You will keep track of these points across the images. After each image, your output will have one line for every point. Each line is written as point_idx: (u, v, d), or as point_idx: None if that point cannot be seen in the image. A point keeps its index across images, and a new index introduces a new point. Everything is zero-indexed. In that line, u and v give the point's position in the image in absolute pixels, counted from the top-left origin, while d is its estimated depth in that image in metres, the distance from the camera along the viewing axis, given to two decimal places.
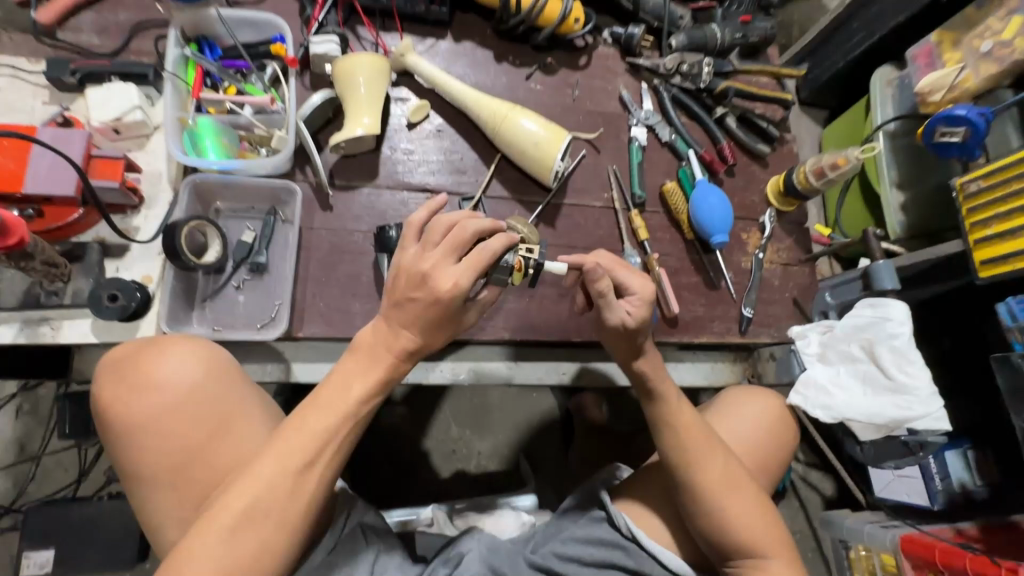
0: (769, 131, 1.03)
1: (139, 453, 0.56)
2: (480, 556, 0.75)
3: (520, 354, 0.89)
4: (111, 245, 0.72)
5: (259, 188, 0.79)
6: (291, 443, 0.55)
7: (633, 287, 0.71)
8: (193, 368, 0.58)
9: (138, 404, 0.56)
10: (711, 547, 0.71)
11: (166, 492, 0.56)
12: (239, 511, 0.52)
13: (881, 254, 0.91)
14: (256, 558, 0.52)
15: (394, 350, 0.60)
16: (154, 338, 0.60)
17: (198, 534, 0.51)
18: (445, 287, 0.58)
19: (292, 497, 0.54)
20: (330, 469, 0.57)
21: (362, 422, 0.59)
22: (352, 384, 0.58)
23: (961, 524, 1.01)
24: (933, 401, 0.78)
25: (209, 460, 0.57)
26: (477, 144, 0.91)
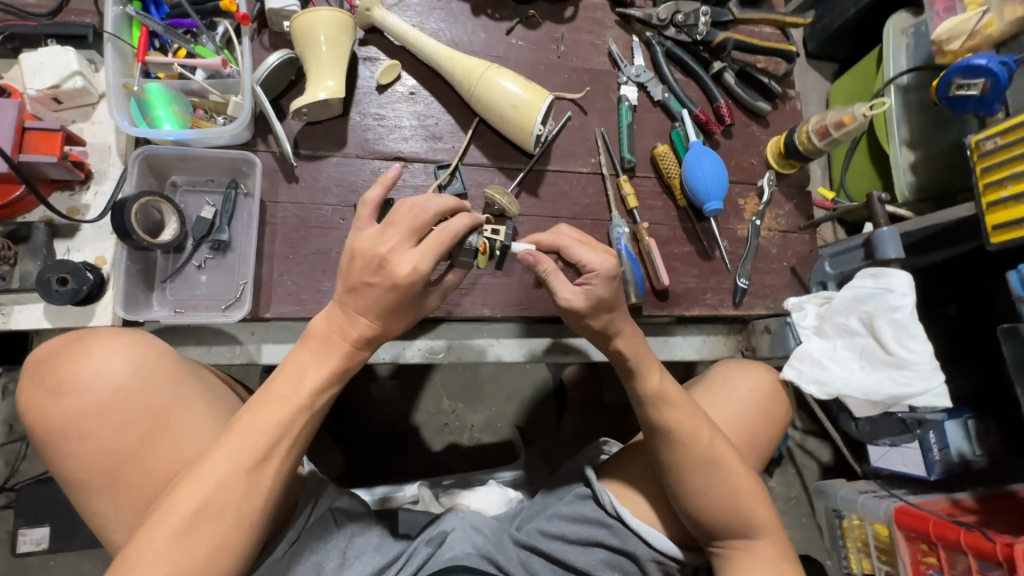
0: (771, 87, 0.95)
1: (72, 458, 0.55)
2: (465, 535, 0.73)
3: (489, 330, 0.85)
4: (60, 225, 0.68)
5: (217, 159, 0.74)
6: (242, 439, 0.54)
7: (591, 264, 0.64)
8: (122, 368, 0.56)
9: (64, 408, 0.55)
10: (698, 530, 0.69)
11: (105, 496, 0.55)
12: (192, 511, 0.51)
13: (886, 220, 0.84)
14: (213, 556, 0.52)
15: (349, 338, 0.59)
16: (81, 337, 0.58)
17: (149, 536, 0.50)
18: (404, 274, 0.57)
19: (247, 493, 0.53)
20: (286, 461, 0.56)
21: (319, 413, 0.59)
22: (306, 375, 0.58)
23: (957, 495, 0.99)
24: (933, 376, 0.75)
25: (147, 462, 0.56)
26: (453, 106, 0.84)
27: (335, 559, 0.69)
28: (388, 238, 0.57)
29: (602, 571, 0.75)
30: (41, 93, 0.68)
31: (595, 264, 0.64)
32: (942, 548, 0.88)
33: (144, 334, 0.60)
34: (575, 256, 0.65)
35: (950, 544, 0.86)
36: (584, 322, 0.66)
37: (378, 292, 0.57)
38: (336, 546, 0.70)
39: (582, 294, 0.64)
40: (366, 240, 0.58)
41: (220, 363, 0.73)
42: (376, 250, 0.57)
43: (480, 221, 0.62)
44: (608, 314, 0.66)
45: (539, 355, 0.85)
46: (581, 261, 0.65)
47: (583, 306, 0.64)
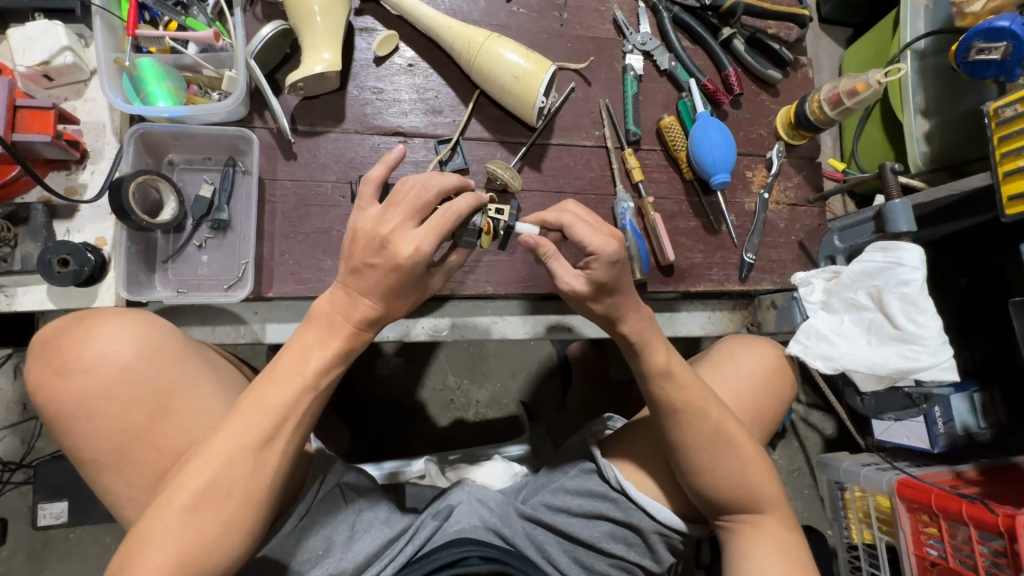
0: (782, 54, 0.92)
1: (81, 437, 0.56)
2: (472, 508, 0.74)
3: (485, 310, 0.84)
4: (58, 206, 0.67)
5: (213, 137, 0.73)
6: (248, 418, 0.55)
7: (592, 246, 0.61)
8: (127, 348, 0.57)
9: (69, 388, 0.55)
10: (706, 506, 0.69)
11: (114, 473, 0.56)
12: (202, 489, 0.52)
13: (898, 191, 0.82)
14: (223, 533, 0.53)
15: (353, 319, 0.59)
16: (85, 316, 0.58)
17: (159, 513, 0.52)
18: (408, 254, 0.56)
19: (254, 472, 0.54)
20: (291, 441, 0.57)
21: (324, 394, 0.59)
22: (310, 356, 0.58)
23: (960, 466, 1.00)
24: (941, 351, 0.74)
25: (155, 441, 0.56)
26: (453, 79, 0.82)
27: (344, 532, 0.72)
28: (392, 219, 0.57)
29: (607, 543, 0.76)
30: (31, 70, 0.66)
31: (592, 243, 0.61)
32: (943, 519, 0.89)
33: (146, 314, 0.60)
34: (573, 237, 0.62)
35: (952, 515, 0.87)
36: (591, 303, 0.65)
37: (381, 272, 0.57)
38: (345, 520, 0.72)
39: (583, 278, 0.63)
40: (365, 221, 0.57)
41: (224, 342, 0.73)
42: (378, 228, 0.56)
43: (482, 202, 0.61)
44: (615, 296, 0.64)
45: (541, 332, 0.85)
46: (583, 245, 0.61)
47: (592, 284, 0.63)
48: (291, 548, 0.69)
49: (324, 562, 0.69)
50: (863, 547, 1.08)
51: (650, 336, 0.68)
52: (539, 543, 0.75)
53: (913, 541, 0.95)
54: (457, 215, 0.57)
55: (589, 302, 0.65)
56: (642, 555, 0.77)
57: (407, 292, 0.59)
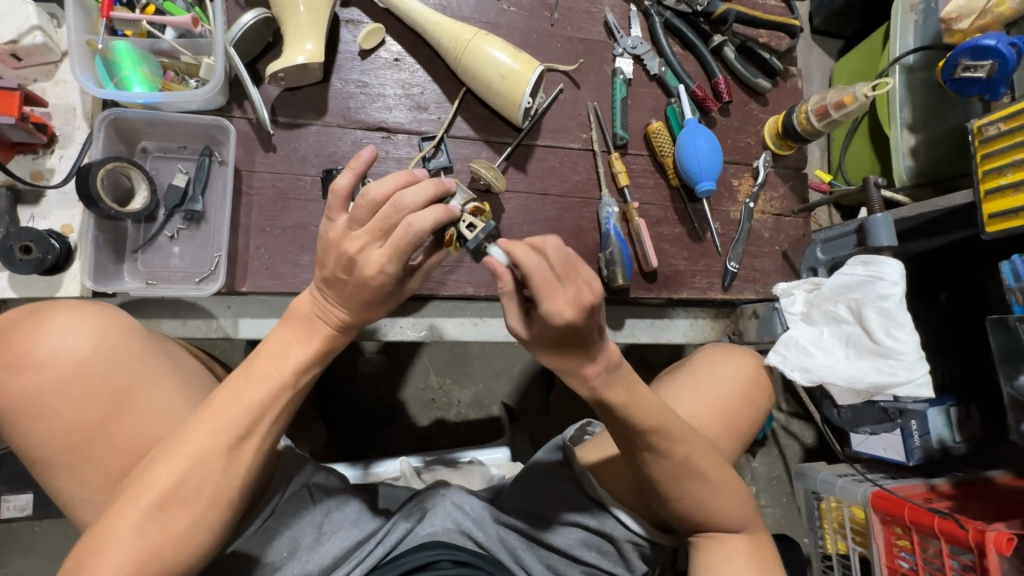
0: (772, 63, 0.92)
1: (34, 434, 0.53)
2: (447, 510, 0.75)
3: (466, 313, 0.83)
4: (23, 190, 0.65)
5: (188, 124, 0.71)
6: (218, 416, 0.53)
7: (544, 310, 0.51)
8: (87, 341, 0.55)
9: (21, 383, 0.53)
10: (679, 521, 0.68)
11: (69, 472, 0.54)
12: (167, 489, 0.51)
13: (881, 206, 0.82)
14: (189, 533, 0.51)
15: (334, 318, 0.58)
16: (40, 308, 0.56)
17: (121, 513, 0.50)
18: (379, 266, 0.54)
19: (226, 471, 0.53)
20: (265, 441, 0.55)
21: (301, 393, 0.58)
22: (288, 353, 0.57)
23: (934, 480, 1.01)
24: (918, 366, 0.74)
25: (115, 439, 0.55)
26: (439, 75, 0.81)
27: (311, 533, 0.70)
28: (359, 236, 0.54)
29: (579, 550, 0.75)
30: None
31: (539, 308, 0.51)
32: (916, 533, 0.90)
33: (104, 307, 0.58)
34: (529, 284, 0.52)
35: (924, 528, 0.88)
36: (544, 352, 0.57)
37: (350, 276, 0.55)
38: (312, 521, 0.71)
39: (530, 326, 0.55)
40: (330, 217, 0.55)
41: (195, 336, 0.71)
42: (343, 236, 0.54)
43: (454, 215, 0.54)
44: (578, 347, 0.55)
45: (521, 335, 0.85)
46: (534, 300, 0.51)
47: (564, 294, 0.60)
48: (258, 548, 0.68)
49: (290, 564, 0.68)
50: (836, 557, 1.09)
51: (625, 383, 0.59)
52: (513, 548, 0.74)
53: (885, 553, 0.95)
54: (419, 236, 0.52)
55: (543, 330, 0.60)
56: (614, 564, 0.76)
57: (380, 302, 0.58)
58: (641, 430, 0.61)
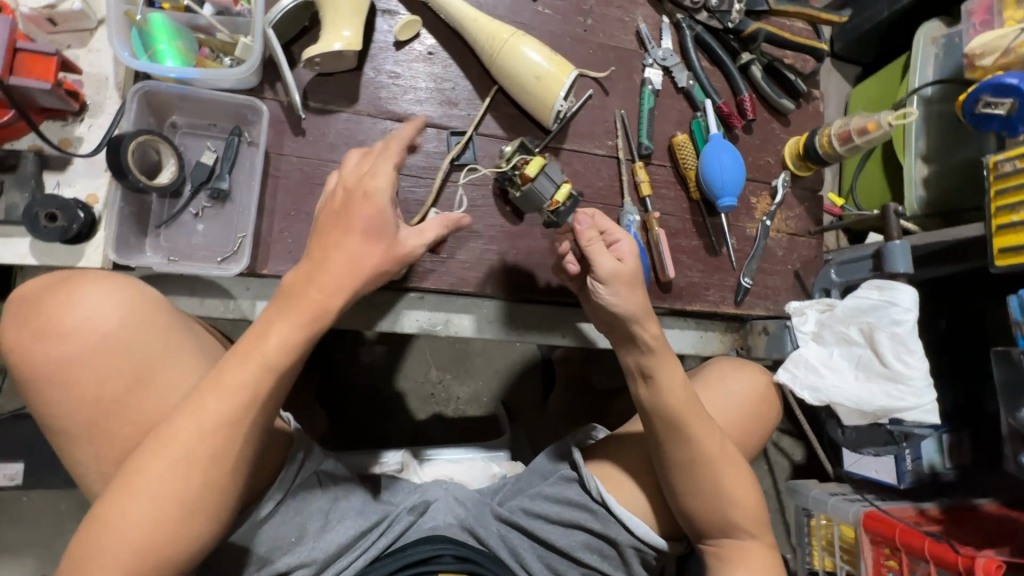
0: (797, 85, 0.93)
1: (54, 405, 0.53)
2: (447, 505, 0.78)
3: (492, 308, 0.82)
4: (50, 156, 0.64)
5: (220, 102, 0.70)
6: (208, 401, 0.51)
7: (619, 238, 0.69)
8: (110, 315, 0.55)
9: (45, 351, 0.53)
10: (688, 519, 0.70)
11: (86, 445, 0.54)
12: (162, 472, 0.50)
13: (899, 232, 0.80)
14: (185, 518, 0.51)
15: (321, 292, 0.55)
16: (71, 276, 0.56)
17: (124, 493, 0.50)
18: (368, 190, 0.58)
19: (217, 455, 0.51)
20: (258, 425, 0.53)
21: (290, 374, 0.55)
22: (273, 331, 0.54)
23: (924, 504, 1.03)
24: (925, 393, 0.76)
25: (130, 415, 0.54)
26: (472, 72, 0.81)
27: (318, 520, 0.71)
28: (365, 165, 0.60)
29: (581, 552, 0.77)
30: (35, 12, 0.63)
31: (622, 235, 0.69)
32: (905, 555, 0.92)
33: (114, 278, 0.57)
34: (603, 225, 0.69)
35: (915, 551, 0.90)
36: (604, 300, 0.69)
37: (352, 234, 0.57)
38: (320, 508, 0.71)
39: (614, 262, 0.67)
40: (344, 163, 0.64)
41: (212, 316, 0.71)
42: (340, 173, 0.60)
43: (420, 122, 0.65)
44: (628, 292, 0.68)
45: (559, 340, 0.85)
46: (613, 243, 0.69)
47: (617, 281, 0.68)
48: (250, 537, 0.67)
49: (296, 550, 0.69)
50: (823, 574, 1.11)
51: (671, 360, 0.70)
52: (513, 547, 0.77)
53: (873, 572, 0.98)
54: (406, 142, 0.62)
55: (604, 294, 0.68)
56: (615, 567, 0.78)
57: (380, 278, 0.59)
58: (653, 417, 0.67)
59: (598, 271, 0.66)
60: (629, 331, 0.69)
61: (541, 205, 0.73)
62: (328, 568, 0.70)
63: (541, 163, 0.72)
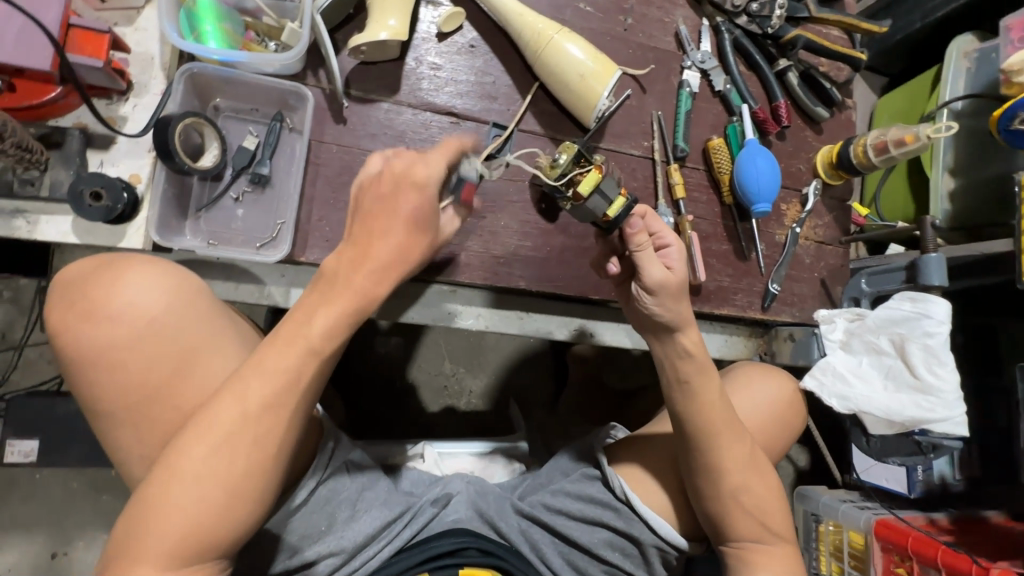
0: (832, 93, 0.93)
1: (98, 389, 0.53)
2: (468, 499, 0.79)
3: (502, 301, 0.84)
4: (95, 134, 0.64)
5: (264, 87, 0.70)
6: (250, 385, 0.51)
7: (666, 240, 0.71)
8: (156, 299, 0.55)
9: (91, 335, 0.53)
10: (709, 522, 0.71)
11: (129, 430, 0.54)
12: (207, 456, 0.50)
13: (935, 244, 0.81)
14: (228, 503, 0.50)
15: (361, 275, 0.54)
16: (115, 260, 0.56)
17: (167, 477, 0.49)
18: (418, 180, 0.56)
19: (260, 440, 0.51)
20: (300, 411, 0.53)
21: (332, 359, 0.55)
22: (314, 315, 0.53)
23: (933, 514, 1.04)
24: (955, 406, 0.77)
25: (173, 400, 0.54)
26: (513, 66, 0.80)
27: (346, 510, 0.70)
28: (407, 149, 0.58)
29: (603, 550, 0.77)
30: None
31: (671, 239, 0.70)
32: (916, 563, 0.93)
33: (156, 262, 0.57)
34: (653, 226, 0.71)
35: (926, 560, 0.91)
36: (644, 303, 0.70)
37: (399, 224, 0.55)
38: (348, 498, 0.70)
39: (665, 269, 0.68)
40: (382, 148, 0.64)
41: (246, 301, 0.71)
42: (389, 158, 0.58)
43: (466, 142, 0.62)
44: (666, 295, 0.68)
45: (573, 334, 0.88)
46: (665, 246, 0.70)
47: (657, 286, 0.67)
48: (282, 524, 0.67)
49: (325, 538, 0.68)
50: None
51: (697, 366, 0.69)
52: (534, 542, 0.77)
53: None
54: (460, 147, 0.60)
55: (649, 302, 0.69)
56: (636, 566, 0.77)
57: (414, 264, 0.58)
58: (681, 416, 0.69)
59: (646, 280, 0.67)
60: (674, 342, 0.70)
61: (597, 218, 0.69)
62: (355, 557, 0.70)
63: (593, 180, 0.66)
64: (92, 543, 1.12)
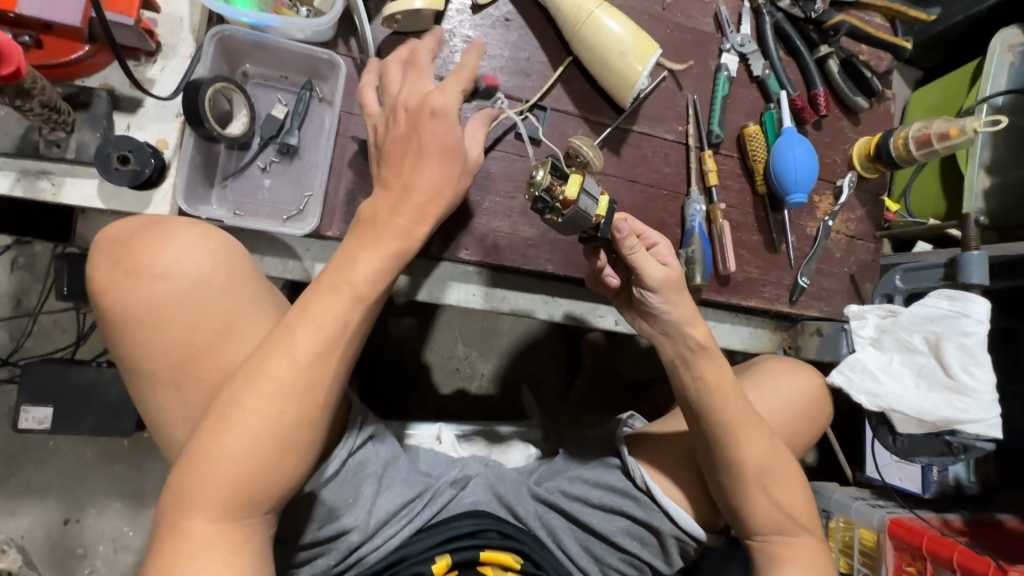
0: (873, 83, 0.89)
1: (141, 349, 0.53)
2: (487, 482, 0.77)
3: (499, 281, 0.82)
4: (122, 96, 0.62)
5: (295, 54, 0.68)
6: (295, 335, 0.50)
7: (654, 238, 0.71)
8: (198, 255, 0.54)
9: (135, 291, 0.52)
10: (733, 516, 0.70)
11: (172, 390, 0.53)
12: (256, 408, 0.49)
13: (978, 242, 0.79)
14: (278, 455, 0.49)
15: (400, 215, 0.56)
16: (157, 219, 0.56)
17: (216, 432, 0.48)
18: (436, 105, 0.56)
19: (309, 391, 0.50)
20: (345, 361, 0.52)
21: (375, 307, 0.55)
22: (358, 259, 0.54)
23: (948, 515, 1.04)
24: (991, 407, 0.75)
25: (215, 358, 0.53)
26: (548, 43, 0.78)
27: (370, 486, 0.69)
28: (406, 80, 0.60)
29: (621, 538, 0.76)
30: None
31: (658, 238, 0.71)
32: (931, 563, 0.92)
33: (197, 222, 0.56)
34: (639, 228, 0.71)
35: (942, 560, 0.90)
36: (671, 294, 0.68)
37: (429, 159, 0.57)
38: (374, 472, 0.69)
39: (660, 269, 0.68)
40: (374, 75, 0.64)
41: (270, 275, 0.69)
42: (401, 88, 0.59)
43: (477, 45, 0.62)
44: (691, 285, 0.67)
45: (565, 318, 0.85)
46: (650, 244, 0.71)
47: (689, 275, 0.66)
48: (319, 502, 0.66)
49: (353, 510, 0.68)
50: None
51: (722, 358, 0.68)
52: (551, 527, 0.77)
53: None
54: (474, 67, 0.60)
55: (654, 301, 0.69)
56: (654, 555, 0.77)
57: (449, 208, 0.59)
58: (702, 406, 0.67)
59: (648, 280, 0.67)
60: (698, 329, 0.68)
61: (586, 223, 0.64)
62: (376, 534, 0.69)
63: (580, 180, 0.61)
64: (103, 511, 1.12)
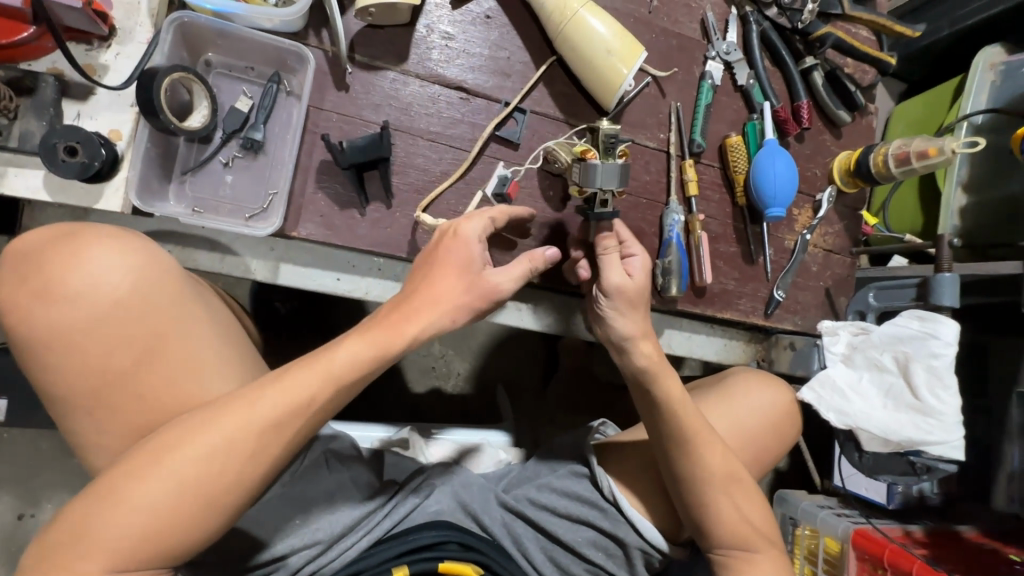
0: (856, 97, 0.89)
1: (55, 371, 0.51)
2: (452, 490, 0.75)
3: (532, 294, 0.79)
4: (71, 83, 0.59)
5: (262, 44, 0.65)
6: (258, 399, 0.49)
7: (634, 250, 0.71)
8: (123, 278, 0.52)
9: (49, 313, 0.51)
10: (698, 532, 0.70)
11: (88, 415, 0.52)
12: (191, 458, 0.47)
13: (951, 263, 0.79)
14: (200, 512, 0.47)
15: (406, 317, 0.55)
16: (71, 232, 0.53)
17: (133, 476, 0.46)
18: (463, 230, 0.60)
19: (253, 457, 0.49)
20: (301, 436, 0.51)
21: (348, 392, 0.53)
22: (346, 344, 0.53)
23: (910, 526, 1.04)
24: (954, 430, 0.76)
25: (137, 388, 0.52)
26: (529, 41, 0.75)
27: (321, 502, 0.69)
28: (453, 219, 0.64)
29: (587, 550, 0.75)
30: None
31: (638, 251, 0.70)
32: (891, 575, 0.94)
33: (149, 244, 0.55)
34: (623, 236, 0.71)
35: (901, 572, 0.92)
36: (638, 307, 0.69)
37: (446, 271, 0.58)
38: (325, 487, 0.70)
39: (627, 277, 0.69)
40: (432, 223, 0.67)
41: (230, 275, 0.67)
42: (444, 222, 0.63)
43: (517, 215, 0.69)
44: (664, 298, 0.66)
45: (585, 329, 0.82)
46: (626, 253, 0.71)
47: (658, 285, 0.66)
48: (261, 524, 0.65)
49: (300, 531, 0.67)
50: None
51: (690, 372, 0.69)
52: (517, 536, 0.75)
53: None
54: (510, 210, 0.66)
55: (606, 309, 0.69)
56: (618, 567, 0.76)
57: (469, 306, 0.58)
58: (669, 421, 0.67)
59: (605, 284, 0.68)
60: None
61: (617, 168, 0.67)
62: (331, 548, 0.68)
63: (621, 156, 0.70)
64: (59, 506, 1.09)
